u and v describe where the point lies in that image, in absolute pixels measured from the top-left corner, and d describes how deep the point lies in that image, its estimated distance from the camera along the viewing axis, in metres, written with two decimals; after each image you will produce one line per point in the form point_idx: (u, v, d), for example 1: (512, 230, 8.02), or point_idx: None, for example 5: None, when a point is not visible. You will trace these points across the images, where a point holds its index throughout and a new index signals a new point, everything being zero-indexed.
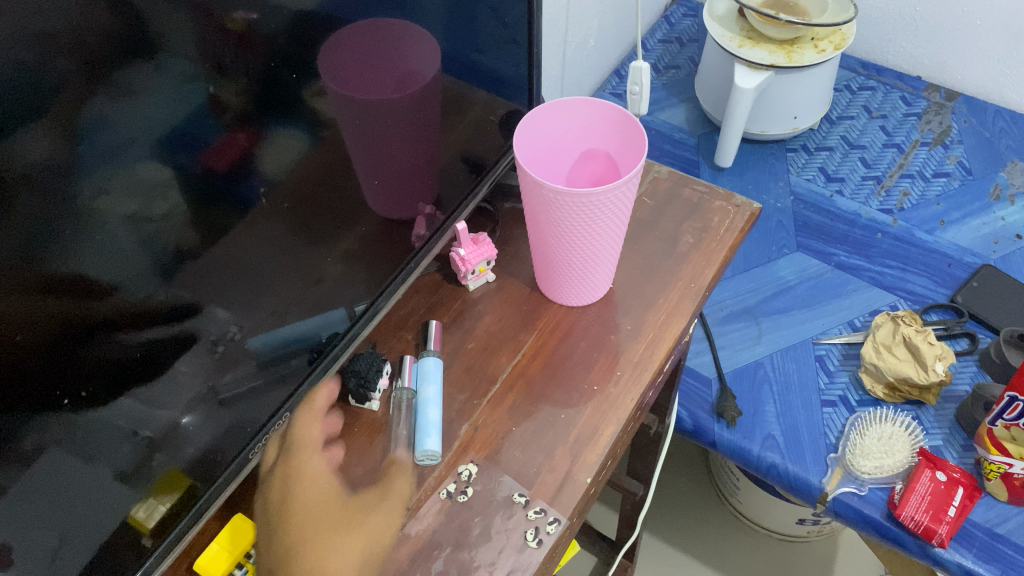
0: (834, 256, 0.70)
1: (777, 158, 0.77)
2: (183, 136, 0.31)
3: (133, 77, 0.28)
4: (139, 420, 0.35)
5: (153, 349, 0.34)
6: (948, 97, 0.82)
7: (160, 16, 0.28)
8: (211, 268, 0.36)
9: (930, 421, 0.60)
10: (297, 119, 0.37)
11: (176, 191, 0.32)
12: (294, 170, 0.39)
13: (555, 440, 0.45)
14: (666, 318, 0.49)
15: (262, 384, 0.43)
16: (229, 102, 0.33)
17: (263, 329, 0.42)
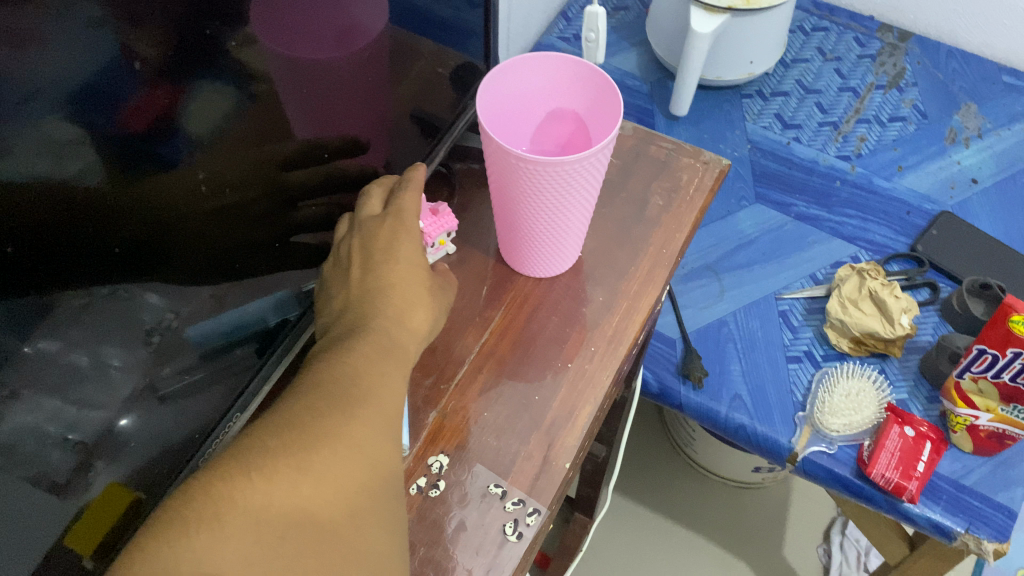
0: (794, 206, 0.68)
1: (732, 105, 0.74)
2: (92, 90, 0.27)
3: (28, 20, 0.24)
4: (70, 424, 0.31)
5: (81, 341, 0.31)
6: (900, 38, 0.80)
7: None
8: (142, 244, 0.32)
9: (894, 373, 0.60)
10: (226, 75, 0.33)
11: (93, 158, 0.28)
12: (233, 130, 0.34)
13: (531, 423, 0.42)
14: (639, 286, 0.47)
15: (204, 378, 0.39)
16: (145, 54, 0.28)
17: (204, 316, 0.37)
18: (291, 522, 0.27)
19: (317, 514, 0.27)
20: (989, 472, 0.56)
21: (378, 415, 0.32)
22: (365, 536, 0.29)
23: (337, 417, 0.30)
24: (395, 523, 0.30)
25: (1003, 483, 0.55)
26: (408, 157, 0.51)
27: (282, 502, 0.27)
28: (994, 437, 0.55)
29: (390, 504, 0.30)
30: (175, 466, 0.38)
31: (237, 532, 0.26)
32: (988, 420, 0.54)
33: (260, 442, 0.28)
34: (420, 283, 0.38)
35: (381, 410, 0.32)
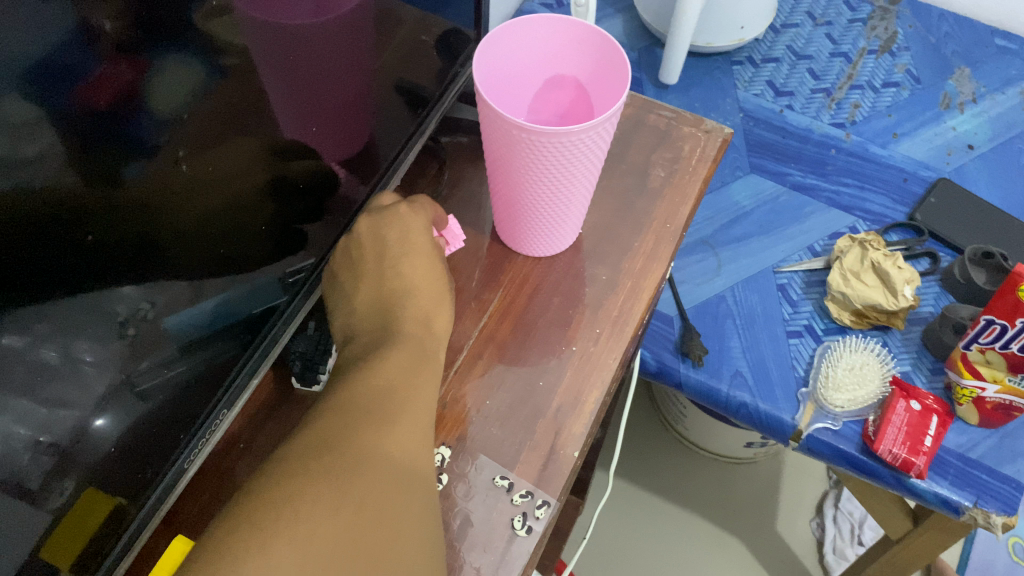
0: (789, 176, 0.67)
1: (723, 72, 0.72)
2: (44, 66, 0.24)
3: None
4: (41, 425, 0.28)
5: (46, 335, 0.27)
6: (891, 1, 0.78)
7: None
8: (112, 239, 0.29)
9: (897, 346, 0.58)
10: (196, 47, 0.30)
11: (50, 140, 0.25)
12: (206, 105, 0.31)
13: (537, 411, 0.40)
14: (643, 263, 0.45)
15: (186, 373, 0.36)
16: (108, 23, 0.25)
17: (181, 305, 0.34)
18: (331, 542, 0.27)
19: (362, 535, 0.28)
20: (995, 445, 0.55)
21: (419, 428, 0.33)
22: (406, 548, 0.29)
23: (377, 440, 0.31)
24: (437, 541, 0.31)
25: (1009, 456, 0.54)
26: (394, 132, 0.48)
27: (322, 526, 0.27)
28: (1001, 409, 0.54)
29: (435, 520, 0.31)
30: (157, 468, 0.36)
31: (286, 561, 0.26)
32: (996, 392, 0.53)
33: (310, 475, 0.30)
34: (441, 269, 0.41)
35: (417, 426, 0.33)
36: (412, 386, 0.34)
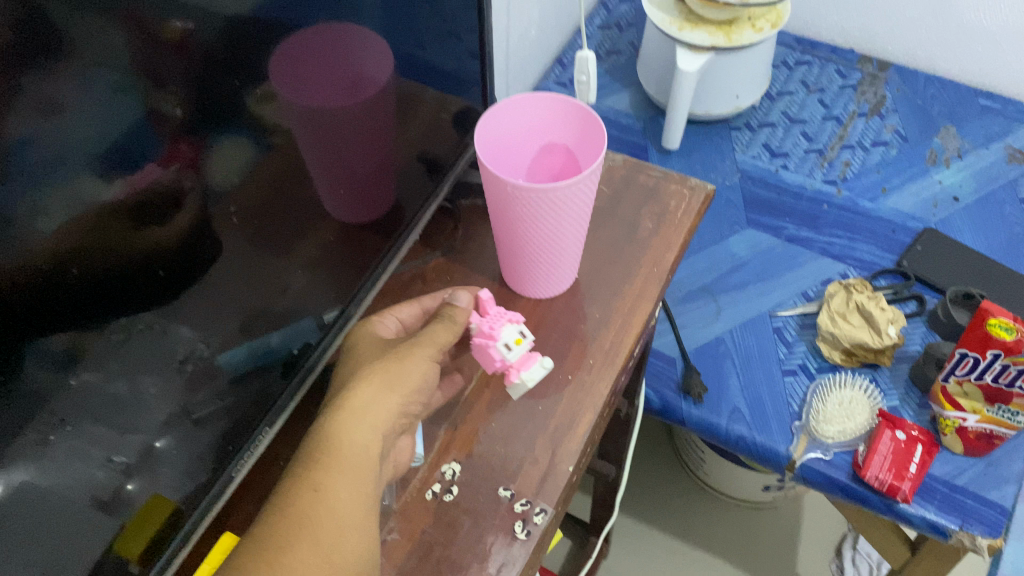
0: (784, 229, 0.72)
1: (722, 137, 0.79)
2: (118, 150, 0.29)
3: (63, 93, 0.26)
4: (113, 446, 0.35)
5: (119, 372, 0.34)
6: (880, 68, 0.84)
7: (77, 24, 0.26)
8: (161, 289, 0.35)
9: (886, 383, 0.63)
10: (240, 126, 0.36)
11: (117, 213, 0.30)
12: (245, 177, 0.38)
13: (536, 432, 0.46)
14: (632, 303, 0.51)
15: (235, 402, 0.43)
16: (170, 112, 0.31)
17: (231, 343, 0.41)
18: None
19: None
20: (981, 472, 0.58)
21: (349, 498, 0.38)
22: None
23: (303, 532, 0.36)
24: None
25: (993, 482, 0.58)
26: (417, 194, 0.55)
27: None
28: (984, 438, 0.58)
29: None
30: (208, 477, 0.42)
31: None
32: (977, 422, 0.57)
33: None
34: (402, 351, 0.43)
35: (348, 499, 0.38)
36: (340, 462, 0.39)
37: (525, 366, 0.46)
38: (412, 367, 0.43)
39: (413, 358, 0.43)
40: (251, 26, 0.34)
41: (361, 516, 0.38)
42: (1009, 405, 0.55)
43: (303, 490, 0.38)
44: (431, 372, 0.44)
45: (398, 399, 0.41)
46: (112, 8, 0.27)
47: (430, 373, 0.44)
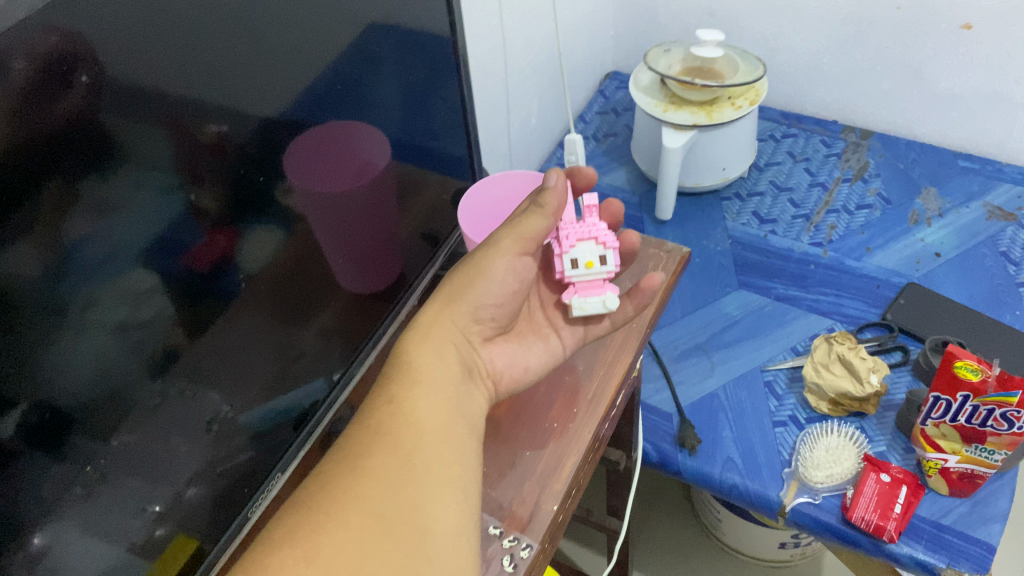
0: (774, 289, 0.77)
1: (714, 208, 0.85)
2: (161, 243, 0.36)
3: (117, 194, 0.33)
4: (147, 496, 0.39)
5: (156, 432, 0.39)
6: (862, 136, 0.94)
7: (130, 137, 0.33)
8: (198, 359, 0.41)
9: (873, 430, 0.66)
10: (268, 216, 0.43)
11: (160, 293, 0.37)
12: (271, 261, 0.45)
13: (523, 474, 0.50)
14: (614, 355, 0.56)
15: (254, 455, 0.48)
16: (206, 207, 0.39)
17: (253, 405, 0.47)
18: (380, 506, 0.38)
19: (386, 512, 0.38)
20: (967, 511, 0.61)
21: (423, 407, 0.43)
22: (440, 505, 0.39)
23: (384, 439, 0.41)
24: (459, 488, 0.41)
25: (980, 520, 0.60)
26: (418, 265, 0.62)
27: (375, 497, 0.39)
28: (966, 478, 0.60)
29: (451, 476, 0.41)
30: (226, 521, 0.46)
31: (351, 527, 0.37)
32: (958, 462, 0.59)
33: (332, 485, 0.40)
34: (481, 259, 0.48)
35: (423, 407, 0.43)
36: (413, 376, 0.45)
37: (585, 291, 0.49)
38: (491, 276, 0.48)
39: (483, 259, 0.48)
40: (277, 125, 0.42)
41: (439, 423, 0.43)
42: (985, 444, 0.57)
43: (380, 406, 0.43)
44: (511, 267, 0.49)
45: (466, 306, 0.49)
46: (159, 122, 0.34)
47: (506, 276, 0.49)
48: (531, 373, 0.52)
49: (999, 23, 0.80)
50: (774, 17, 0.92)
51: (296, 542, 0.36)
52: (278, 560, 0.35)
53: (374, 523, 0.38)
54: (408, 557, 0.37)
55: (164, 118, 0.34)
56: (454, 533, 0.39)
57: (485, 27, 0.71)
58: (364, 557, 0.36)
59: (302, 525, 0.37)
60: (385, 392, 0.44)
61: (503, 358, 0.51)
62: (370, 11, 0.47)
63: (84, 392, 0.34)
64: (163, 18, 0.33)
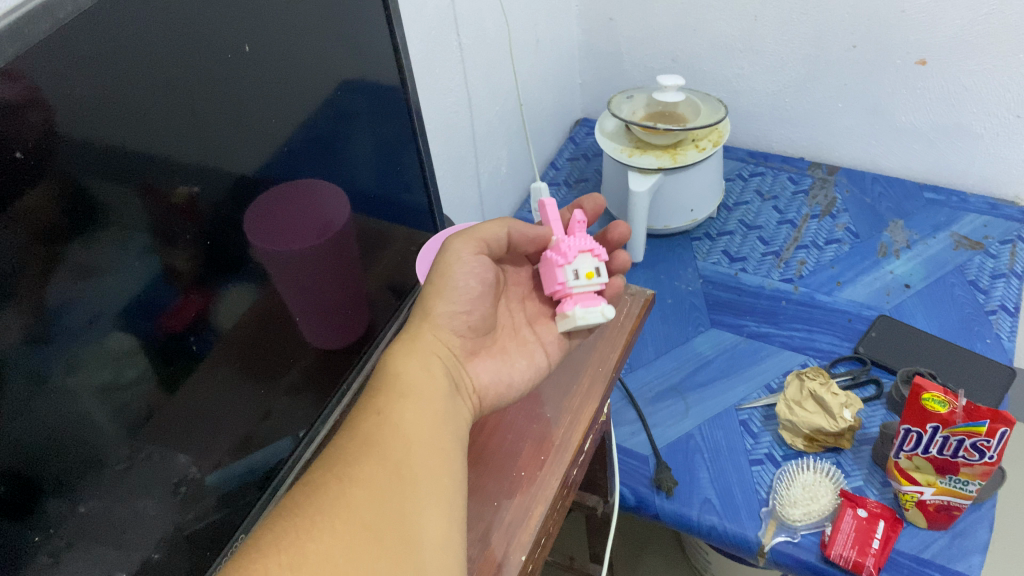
0: (746, 326, 0.79)
1: (684, 248, 0.89)
2: (139, 304, 0.37)
3: (98, 258, 0.34)
4: (113, 564, 0.38)
5: (121, 497, 0.38)
6: (829, 172, 0.98)
7: (107, 201, 0.34)
8: (176, 418, 0.41)
9: (850, 465, 0.66)
10: (243, 275, 0.44)
11: (142, 354, 0.38)
12: (244, 318, 0.45)
13: (489, 525, 0.48)
14: (581, 401, 0.56)
15: (222, 517, 0.46)
16: (181, 267, 0.39)
17: (220, 465, 0.46)
18: (369, 512, 0.40)
19: (373, 522, 0.39)
20: (946, 545, 0.60)
21: (409, 421, 0.45)
22: (428, 511, 0.41)
23: (372, 452, 0.43)
24: (444, 500, 0.42)
25: (960, 553, 0.59)
26: (384, 317, 0.62)
27: (365, 502, 0.40)
28: (943, 510, 0.59)
29: (435, 491, 0.42)
30: None
31: (340, 531, 0.39)
32: (933, 494, 0.59)
33: (319, 494, 0.41)
34: (441, 260, 0.52)
35: (410, 422, 0.45)
36: (398, 390, 0.47)
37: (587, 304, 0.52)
38: (456, 277, 0.52)
39: (443, 266, 0.52)
40: (249, 181, 0.43)
41: (425, 437, 0.45)
42: (958, 475, 0.57)
43: (367, 417, 0.45)
44: (467, 275, 0.52)
45: (439, 315, 0.51)
46: (134, 186, 0.35)
47: (471, 281, 0.52)
48: (516, 387, 0.54)
49: (952, 57, 0.83)
50: (734, 60, 0.96)
51: (281, 549, 0.37)
52: (264, 563, 0.36)
53: (362, 532, 0.39)
54: (394, 566, 0.38)
55: (138, 182, 0.36)
56: (440, 546, 0.40)
57: (449, 82, 0.73)
58: (352, 564, 0.37)
59: (288, 531, 0.38)
60: (373, 404, 0.45)
61: (488, 373, 0.54)
62: (340, 70, 0.50)
63: (64, 450, 0.34)
64: (141, 84, 0.35)
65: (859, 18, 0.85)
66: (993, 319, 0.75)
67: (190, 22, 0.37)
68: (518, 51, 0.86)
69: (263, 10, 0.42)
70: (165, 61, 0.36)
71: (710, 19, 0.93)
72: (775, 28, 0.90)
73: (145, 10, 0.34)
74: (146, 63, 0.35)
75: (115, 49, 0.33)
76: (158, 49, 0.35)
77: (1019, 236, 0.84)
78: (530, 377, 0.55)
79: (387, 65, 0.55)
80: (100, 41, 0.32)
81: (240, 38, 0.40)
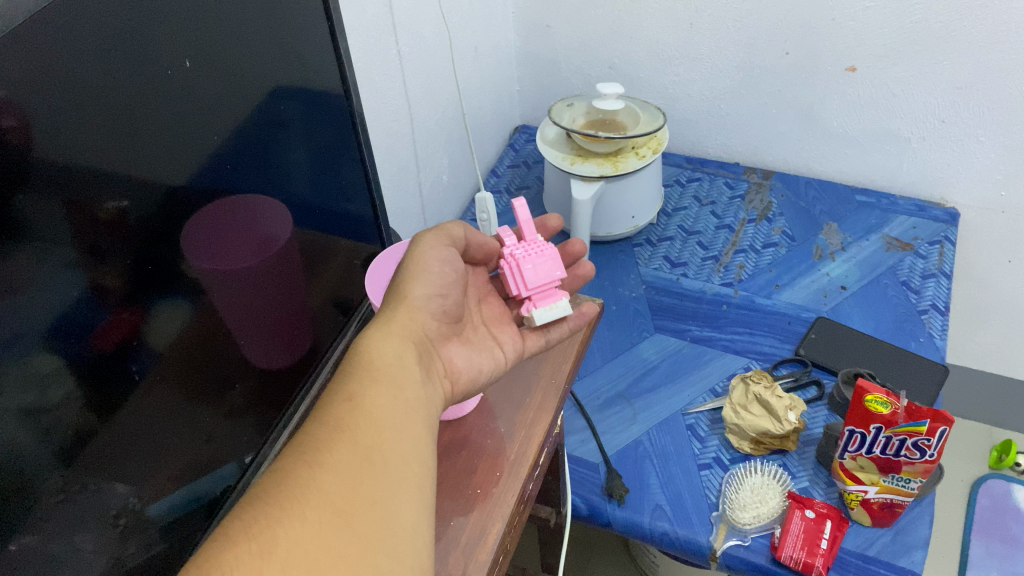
0: (689, 331, 0.79)
1: (626, 254, 0.90)
2: (65, 324, 0.35)
3: (18, 275, 0.32)
4: None
5: (57, 533, 0.36)
6: (764, 177, 1.00)
7: (30, 213, 0.32)
8: (110, 446, 0.39)
9: (796, 465, 0.67)
10: (178, 291, 0.42)
11: (68, 375, 0.36)
12: (181, 335, 0.43)
13: (445, 546, 0.47)
14: (533, 415, 0.56)
15: (165, 550, 0.44)
16: (110, 285, 0.37)
17: (162, 494, 0.43)
18: (338, 501, 0.35)
19: (344, 507, 0.35)
20: (890, 541, 0.62)
21: (382, 407, 0.41)
22: (400, 504, 0.37)
23: (342, 435, 0.38)
24: (417, 488, 0.39)
25: (903, 549, 0.61)
26: (329, 335, 0.61)
27: (333, 490, 0.36)
28: (887, 507, 0.61)
29: (409, 476, 0.39)
30: None
31: (307, 523, 0.34)
32: (877, 493, 0.60)
33: (287, 482, 0.36)
34: (414, 250, 0.49)
35: (385, 406, 0.41)
36: (373, 375, 0.42)
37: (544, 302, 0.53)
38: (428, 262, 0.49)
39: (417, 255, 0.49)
40: (184, 193, 0.42)
41: (399, 423, 0.40)
42: (901, 474, 0.58)
43: (338, 403, 0.40)
44: (441, 264, 0.50)
45: (416, 299, 0.48)
46: (58, 198, 0.33)
47: (443, 266, 0.50)
48: (482, 377, 0.52)
49: (880, 64, 0.86)
50: (670, 66, 0.97)
51: (251, 537, 0.33)
52: (233, 553, 0.32)
53: (332, 517, 0.35)
54: (367, 554, 0.34)
55: (62, 195, 0.34)
56: (412, 532, 0.37)
57: (389, 91, 0.71)
58: (325, 554, 0.33)
59: (256, 518, 0.34)
60: (344, 388, 0.41)
61: (463, 360, 0.50)
62: (276, 76, 0.48)
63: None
64: (69, 94, 0.33)
65: (791, 26, 0.86)
66: (925, 318, 0.78)
67: (123, 31, 0.36)
68: (457, 57, 0.86)
69: (196, 18, 0.40)
70: (97, 68, 0.34)
71: (646, 26, 0.94)
72: (710, 35, 0.91)
73: (77, 20, 0.33)
74: (72, 73, 0.33)
75: (41, 59, 0.32)
76: (90, 58, 0.34)
77: (946, 237, 0.88)
78: (493, 373, 0.52)
79: (326, 74, 0.53)
80: (33, 52, 0.31)
81: (177, 54, 0.39)
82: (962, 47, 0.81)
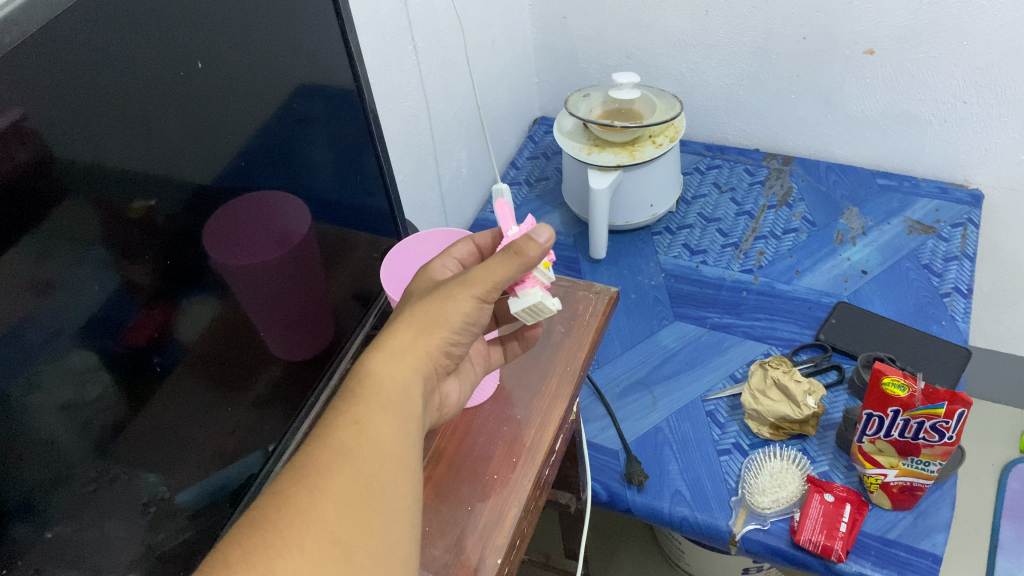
0: (708, 318, 0.80)
1: (645, 242, 0.90)
2: (98, 322, 0.37)
3: (58, 274, 0.34)
4: None
5: (91, 522, 0.38)
6: (784, 162, 1.00)
7: (66, 213, 0.34)
8: (134, 443, 0.40)
9: (815, 450, 0.67)
10: (203, 288, 0.44)
11: (102, 370, 0.37)
12: (206, 331, 0.45)
13: (464, 530, 0.48)
14: (549, 402, 0.57)
15: (192, 536, 0.45)
16: (140, 283, 0.39)
17: (190, 482, 0.45)
18: (335, 535, 0.35)
19: (343, 538, 0.35)
20: (911, 524, 0.61)
21: (387, 433, 0.39)
22: (394, 533, 0.37)
23: (345, 463, 0.37)
24: (412, 512, 0.38)
25: (925, 532, 0.61)
26: (350, 323, 0.62)
27: (330, 523, 0.35)
28: (907, 490, 0.61)
29: (407, 498, 0.38)
30: None
31: (306, 558, 0.33)
32: (897, 475, 0.60)
33: (287, 507, 0.35)
34: (453, 291, 0.44)
35: (390, 434, 0.39)
36: (381, 400, 0.40)
37: (522, 286, 0.47)
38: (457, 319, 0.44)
39: (456, 302, 0.43)
40: (210, 191, 0.43)
41: (401, 448, 0.39)
42: (920, 457, 0.58)
43: (343, 425, 0.39)
44: (478, 314, 0.45)
45: (441, 339, 0.44)
46: (90, 199, 0.35)
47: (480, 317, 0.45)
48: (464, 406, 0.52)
49: (897, 46, 0.85)
50: (687, 54, 0.97)
51: (251, 568, 0.32)
52: None
53: (331, 549, 0.34)
54: None
55: (94, 197, 0.35)
56: (405, 562, 0.37)
57: (405, 86, 0.73)
58: None
59: (257, 548, 0.33)
60: (350, 410, 0.39)
61: (456, 392, 0.51)
62: (295, 77, 0.49)
63: (14, 478, 0.33)
64: (95, 99, 0.35)
65: (807, 10, 0.86)
66: (947, 302, 0.78)
67: (142, 35, 0.37)
68: (474, 50, 0.86)
69: (214, 23, 0.41)
70: (121, 72, 0.36)
71: (662, 14, 0.94)
72: (728, 22, 0.91)
73: (94, 27, 0.34)
74: (100, 76, 0.35)
75: (68, 64, 0.33)
76: (110, 63, 0.35)
77: (969, 219, 0.87)
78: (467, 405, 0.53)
79: (343, 73, 0.54)
80: (56, 59, 0.32)
81: (190, 55, 0.40)
82: (980, 28, 0.80)
